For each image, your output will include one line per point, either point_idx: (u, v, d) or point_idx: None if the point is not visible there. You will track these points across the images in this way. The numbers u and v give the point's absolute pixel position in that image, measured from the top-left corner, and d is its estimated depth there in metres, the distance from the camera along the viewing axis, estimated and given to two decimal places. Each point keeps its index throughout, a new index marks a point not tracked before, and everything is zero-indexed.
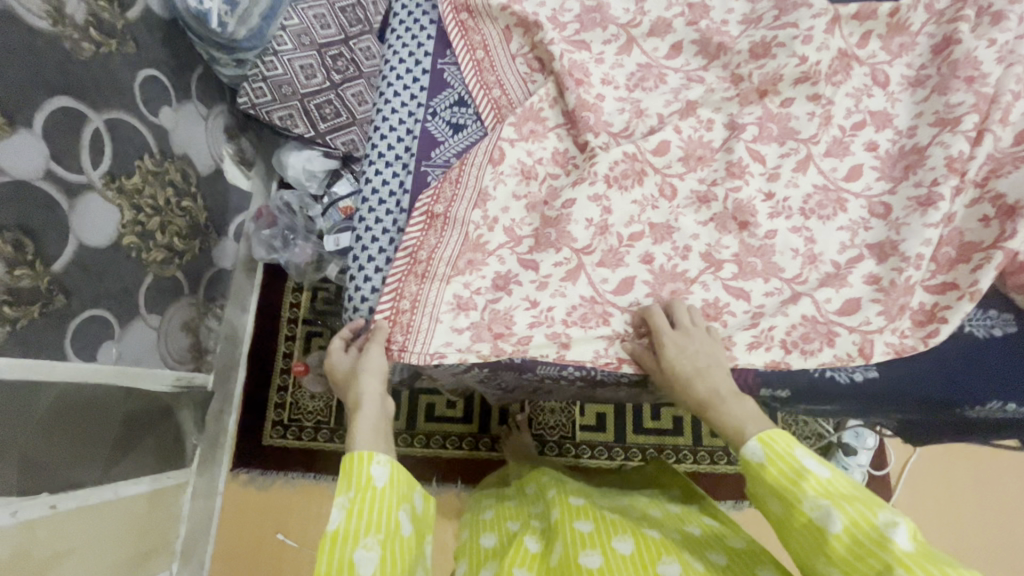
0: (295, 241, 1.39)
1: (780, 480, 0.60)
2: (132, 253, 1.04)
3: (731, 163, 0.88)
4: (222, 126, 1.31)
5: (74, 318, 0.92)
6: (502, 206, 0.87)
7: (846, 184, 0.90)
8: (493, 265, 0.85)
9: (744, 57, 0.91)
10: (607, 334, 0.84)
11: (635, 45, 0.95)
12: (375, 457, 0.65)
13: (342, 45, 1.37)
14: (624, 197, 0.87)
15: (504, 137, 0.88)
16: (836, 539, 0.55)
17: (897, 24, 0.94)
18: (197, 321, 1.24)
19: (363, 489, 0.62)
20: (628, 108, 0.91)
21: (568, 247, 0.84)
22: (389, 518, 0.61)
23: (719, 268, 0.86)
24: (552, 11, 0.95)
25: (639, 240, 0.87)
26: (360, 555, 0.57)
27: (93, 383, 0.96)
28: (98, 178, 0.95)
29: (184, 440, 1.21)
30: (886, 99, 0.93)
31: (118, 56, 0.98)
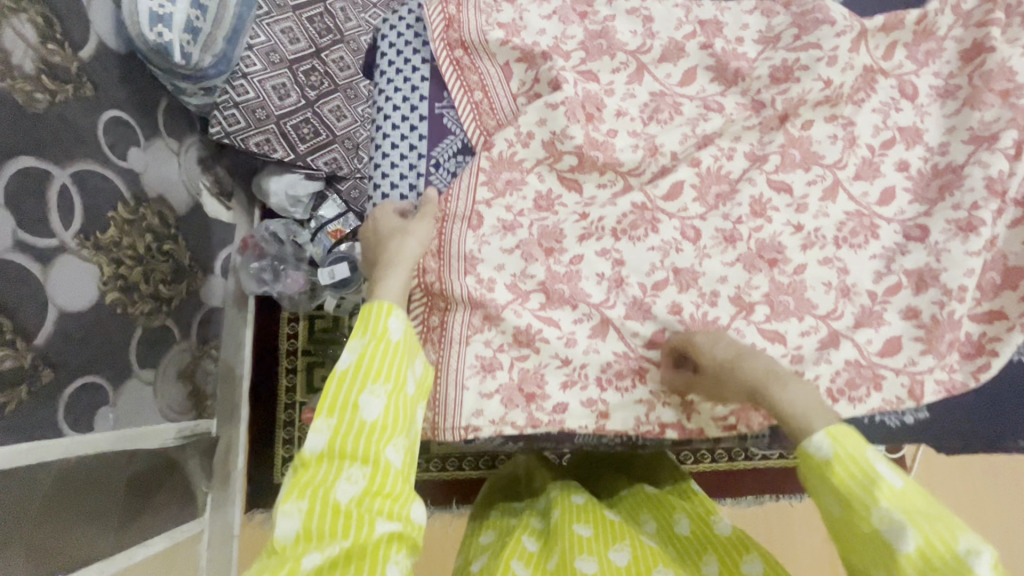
0: (285, 271, 1.33)
1: (848, 484, 0.56)
2: (117, 310, 0.98)
3: (754, 200, 0.84)
4: (196, 157, 1.24)
5: (65, 390, 0.87)
6: (495, 265, 0.82)
7: (880, 209, 0.86)
8: (509, 320, 0.79)
9: (764, 83, 0.87)
10: (647, 398, 0.81)
11: (646, 72, 0.89)
12: (392, 310, 0.67)
13: (314, 58, 1.30)
14: (638, 246, 0.83)
15: (478, 199, 0.84)
16: (906, 560, 0.52)
17: (924, 30, 0.90)
18: (192, 366, 1.19)
19: (378, 337, 0.65)
20: (641, 145, 0.85)
21: (584, 304, 0.81)
22: (397, 370, 0.64)
23: (751, 311, 0.81)
24: (553, 39, 0.89)
25: (664, 289, 0.82)
26: (365, 396, 0.61)
27: (92, 451, 0.91)
28: (71, 238, 0.89)
29: (195, 488, 1.18)
30: (915, 112, 0.89)
31: (76, 101, 0.91)
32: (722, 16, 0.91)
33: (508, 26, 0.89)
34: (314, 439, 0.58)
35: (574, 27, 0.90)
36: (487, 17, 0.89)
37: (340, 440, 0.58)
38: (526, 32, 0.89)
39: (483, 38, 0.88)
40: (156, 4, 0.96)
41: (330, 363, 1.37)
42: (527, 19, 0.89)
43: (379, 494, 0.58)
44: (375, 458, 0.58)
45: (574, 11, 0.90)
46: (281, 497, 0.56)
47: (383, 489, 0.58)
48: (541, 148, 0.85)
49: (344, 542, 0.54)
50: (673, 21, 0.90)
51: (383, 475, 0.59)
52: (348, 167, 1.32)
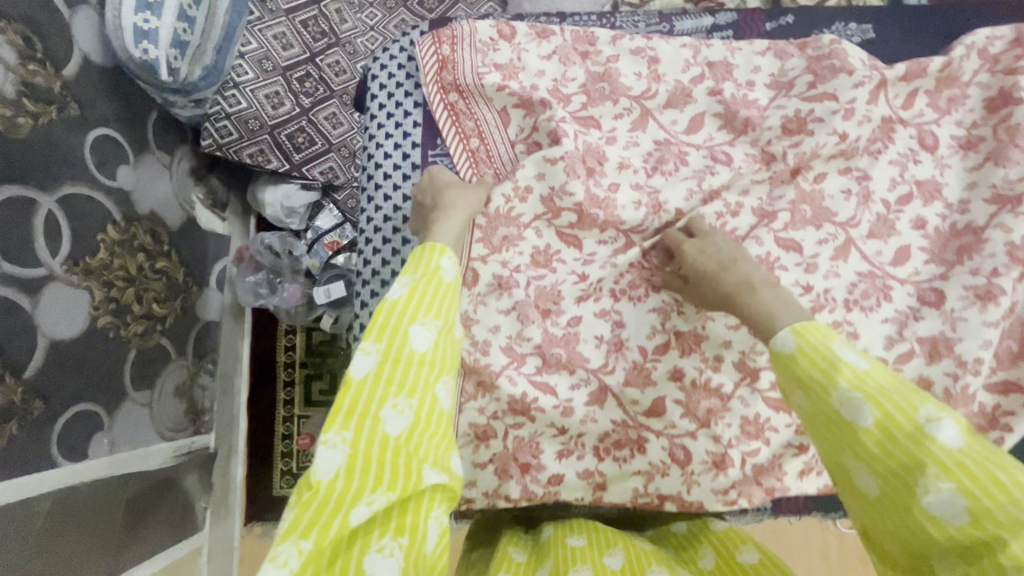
0: (282, 284, 1.31)
1: (812, 373, 0.52)
2: (109, 334, 0.96)
3: (760, 259, 0.77)
4: (188, 169, 1.21)
5: (60, 418, 0.86)
6: (491, 325, 0.79)
7: (892, 269, 0.80)
8: (504, 388, 0.76)
9: (776, 133, 0.82)
10: (645, 469, 0.76)
11: (651, 118, 0.84)
12: (445, 250, 0.66)
13: (309, 64, 1.26)
14: (638, 307, 0.79)
15: (474, 256, 0.80)
16: (865, 434, 0.47)
17: (948, 76, 0.85)
18: (189, 382, 1.19)
19: (430, 276, 0.63)
20: (644, 202, 0.80)
21: (581, 368, 0.78)
22: (448, 311, 0.62)
23: (755, 378, 0.75)
24: (553, 81, 0.85)
25: (665, 353, 0.77)
26: (417, 331, 0.58)
27: (86, 479, 0.90)
28: (59, 265, 0.86)
29: (193, 504, 1.17)
30: (934, 165, 0.83)
31: (59, 123, 0.88)
32: (733, 58, 0.86)
33: (506, 67, 0.86)
34: (362, 361, 0.55)
35: (575, 68, 0.86)
36: (484, 57, 0.86)
37: (389, 371, 0.55)
38: (524, 73, 0.86)
39: (478, 81, 0.84)
40: (141, 20, 0.92)
41: (328, 377, 1.36)
42: (525, 59, 0.86)
43: (426, 436, 0.55)
44: (422, 394, 0.56)
45: (575, 52, 0.87)
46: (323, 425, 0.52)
47: (429, 431, 0.55)
48: (539, 204, 0.81)
49: (391, 493, 0.50)
50: (680, 63, 0.86)
51: (429, 416, 0.56)
52: (345, 176, 1.30)
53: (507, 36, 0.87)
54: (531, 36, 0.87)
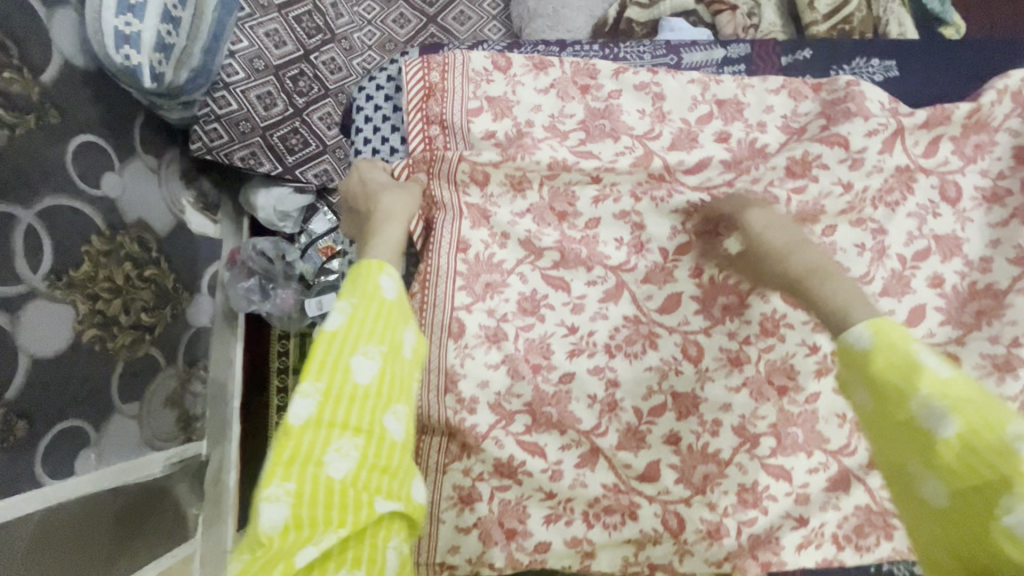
0: (274, 289, 1.28)
1: (889, 375, 0.48)
2: (95, 348, 0.94)
3: (765, 316, 0.77)
4: (177, 172, 1.18)
5: (43, 438, 0.85)
6: (479, 380, 0.76)
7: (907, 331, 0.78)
8: (491, 451, 0.74)
9: (780, 174, 0.79)
10: (636, 538, 0.74)
11: (656, 156, 0.80)
12: (385, 266, 0.59)
13: (303, 62, 1.21)
14: (634, 364, 0.77)
15: (457, 305, 0.77)
16: (943, 447, 0.44)
17: (977, 122, 0.80)
18: (180, 391, 1.17)
19: (370, 297, 0.56)
20: (626, 241, 0.80)
21: (573, 429, 0.76)
22: (395, 333, 0.56)
23: (755, 445, 0.75)
24: (550, 117, 0.83)
25: (661, 415, 0.76)
26: (359, 361, 0.53)
27: (74, 497, 0.89)
28: (40, 281, 0.84)
29: (184, 512, 1.16)
30: (955, 218, 0.80)
31: (39, 132, 0.84)
32: (743, 95, 0.84)
33: (498, 100, 0.83)
34: (300, 404, 0.50)
35: (574, 103, 0.83)
36: (476, 87, 0.83)
37: (330, 411, 0.50)
38: (519, 108, 0.83)
39: (465, 121, 0.81)
40: (122, 23, 0.88)
41: None
42: (519, 93, 0.83)
43: (377, 471, 0.50)
44: (371, 428, 0.51)
45: (574, 85, 0.84)
46: (262, 479, 0.48)
47: (380, 464, 0.51)
48: (519, 248, 0.80)
49: (342, 530, 0.46)
50: (687, 100, 0.83)
51: (377, 450, 0.51)
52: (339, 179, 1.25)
53: (502, 67, 0.84)
54: (527, 67, 0.84)
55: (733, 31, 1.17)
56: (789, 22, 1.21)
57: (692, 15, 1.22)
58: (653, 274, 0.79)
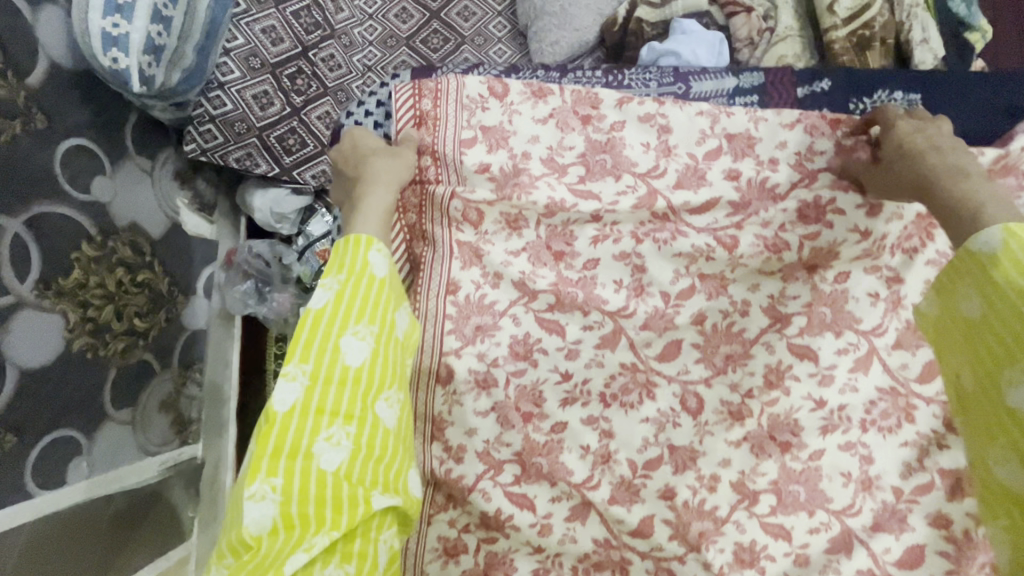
0: (271, 292, 1.26)
1: (1005, 279, 0.50)
2: (87, 355, 0.93)
3: (769, 367, 0.75)
4: (172, 173, 1.15)
5: (32, 451, 0.84)
6: (467, 429, 0.76)
7: (919, 387, 0.73)
8: (477, 504, 0.74)
9: (790, 217, 0.78)
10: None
11: (659, 197, 0.79)
12: (372, 243, 0.65)
13: (301, 59, 1.18)
14: (630, 416, 0.76)
15: (446, 350, 0.77)
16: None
17: (1004, 167, 0.77)
18: (175, 395, 1.16)
19: (357, 274, 0.63)
20: (626, 284, 0.78)
21: (564, 481, 0.74)
22: (383, 312, 0.63)
23: (754, 502, 0.72)
24: (548, 149, 0.81)
25: (657, 469, 0.74)
26: (348, 343, 0.60)
27: (66, 505, 0.89)
28: (29, 290, 0.82)
29: (180, 515, 1.15)
30: None
31: (25, 137, 0.82)
32: (756, 129, 0.80)
33: (494, 130, 0.81)
34: (289, 388, 0.57)
35: (574, 135, 0.81)
36: (471, 115, 0.81)
37: (319, 399, 0.57)
38: (515, 139, 0.81)
39: (458, 154, 0.79)
40: (109, 24, 0.85)
41: None
42: (516, 122, 0.81)
43: (366, 462, 0.58)
44: (361, 415, 0.59)
45: (575, 116, 0.81)
46: (250, 476, 0.55)
47: (369, 451, 0.58)
48: (512, 288, 0.78)
49: (334, 532, 0.54)
50: (695, 134, 0.81)
51: (369, 437, 0.59)
52: None
53: (498, 94, 0.81)
54: (526, 95, 0.81)
55: (748, 34, 1.13)
56: (807, 24, 1.15)
57: (706, 16, 1.17)
58: (652, 321, 0.77)
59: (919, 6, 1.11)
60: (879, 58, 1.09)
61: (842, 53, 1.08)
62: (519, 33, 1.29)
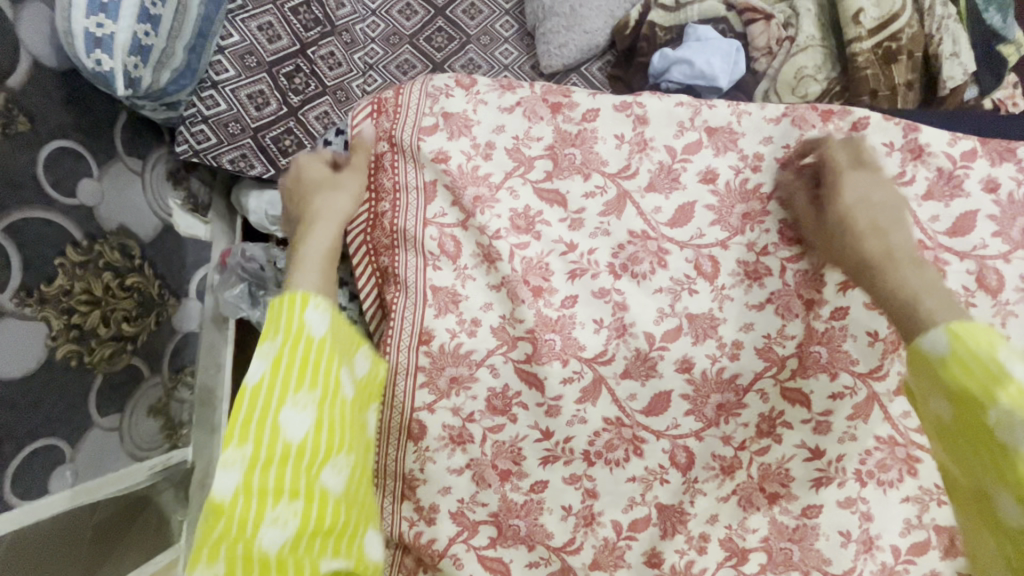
0: (264, 297, 1.21)
1: (966, 376, 0.48)
2: (71, 364, 0.91)
3: (762, 417, 0.71)
4: (164, 172, 1.12)
5: (11, 462, 0.82)
6: (440, 487, 0.72)
7: (919, 437, 0.69)
8: (447, 570, 0.71)
9: (773, 239, 0.73)
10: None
11: (629, 201, 0.74)
12: (308, 302, 0.61)
13: (300, 56, 1.14)
14: (615, 474, 0.71)
15: (418, 405, 0.72)
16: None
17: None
18: (165, 399, 1.15)
19: (295, 338, 0.59)
20: (607, 326, 0.72)
21: (542, 545, 0.71)
22: (327, 375, 0.60)
23: (744, 560, 0.69)
24: (513, 138, 0.76)
25: (644, 530, 0.71)
26: (287, 417, 0.57)
27: (48, 514, 0.88)
28: (8, 299, 0.80)
29: (168, 520, 1.14)
30: (994, 310, 0.69)
31: (2, 141, 0.79)
32: (738, 124, 0.75)
33: (456, 117, 0.76)
34: (227, 471, 0.54)
35: (541, 125, 0.76)
36: (434, 102, 0.76)
37: (259, 478, 0.54)
38: (479, 128, 0.76)
39: (416, 140, 0.75)
40: (93, 24, 0.82)
41: None
42: (480, 112, 0.76)
43: (315, 533, 0.56)
44: (307, 489, 0.56)
45: (544, 104, 0.77)
46: (190, 566, 0.52)
47: (320, 525, 0.56)
48: (491, 336, 0.72)
49: None
50: (673, 126, 0.76)
51: (318, 509, 0.57)
52: None
53: (466, 84, 0.77)
54: (492, 87, 0.77)
55: (766, 42, 1.08)
56: (830, 32, 1.08)
57: (723, 22, 1.10)
58: (633, 367, 0.72)
59: (951, 17, 1.05)
60: (905, 72, 1.03)
61: (866, 66, 1.01)
62: (527, 34, 1.23)
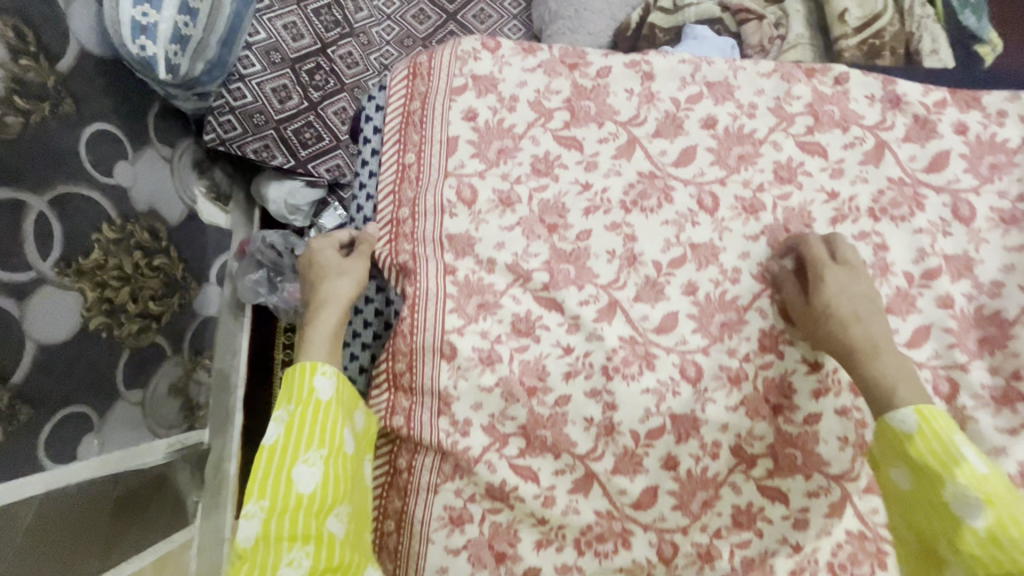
0: (282, 283, 1.27)
1: (927, 458, 0.53)
2: (101, 335, 0.95)
3: (763, 332, 0.73)
4: (190, 162, 1.18)
5: (45, 425, 0.85)
6: (472, 403, 0.72)
7: (908, 351, 0.70)
8: (482, 474, 0.71)
9: (768, 177, 0.76)
10: (628, 568, 0.71)
11: (638, 146, 0.78)
12: (316, 368, 0.68)
13: (320, 55, 1.21)
14: (631, 386, 0.71)
15: (447, 328, 0.72)
16: (971, 534, 0.50)
17: (989, 142, 0.76)
18: (185, 379, 1.18)
19: (305, 402, 0.66)
20: (618, 254, 0.75)
21: (567, 454, 0.71)
22: (332, 433, 0.66)
23: (751, 466, 0.71)
24: (535, 92, 0.79)
25: (660, 438, 0.71)
26: (299, 472, 0.62)
27: (77, 481, 0.90)
28: (49, 268, 0.84)
29: (184, 499, 1.17)
30: (969, 238, 0.73)
31: (52, 120, 0.85)
32: (735, 78, 0.80)
33: (484, 78, 0.80)
34: (248, 524, 0.59)
35: (561, 80, 0.80)
36: (462, 65, 0.80)
37: (276, 527, 0.59)
38: (504, 84, 0.80)
39: (448, 100, 0.79)
40: (139, 13, 0.90)
41: None
42: (506, 72, 0.80)
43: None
44: (317, 534, 0.61)
45: (562, 65, 0.81)
46: None
47: (329, 567, 0.60)
48: (505, 272, 0.74)
49: None
50: (676, 80, 0.80)
51: (329, 553, 0.61)
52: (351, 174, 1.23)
53: (491, 48, 0.81)
54: (516, 50, 0.81)
55: (759, 40, 1.15)
56: (820, 33, 1.16)
57: (718, 23, 1.17)
58: (644, 291, 0.74)
59: (929, 18, 1.13)
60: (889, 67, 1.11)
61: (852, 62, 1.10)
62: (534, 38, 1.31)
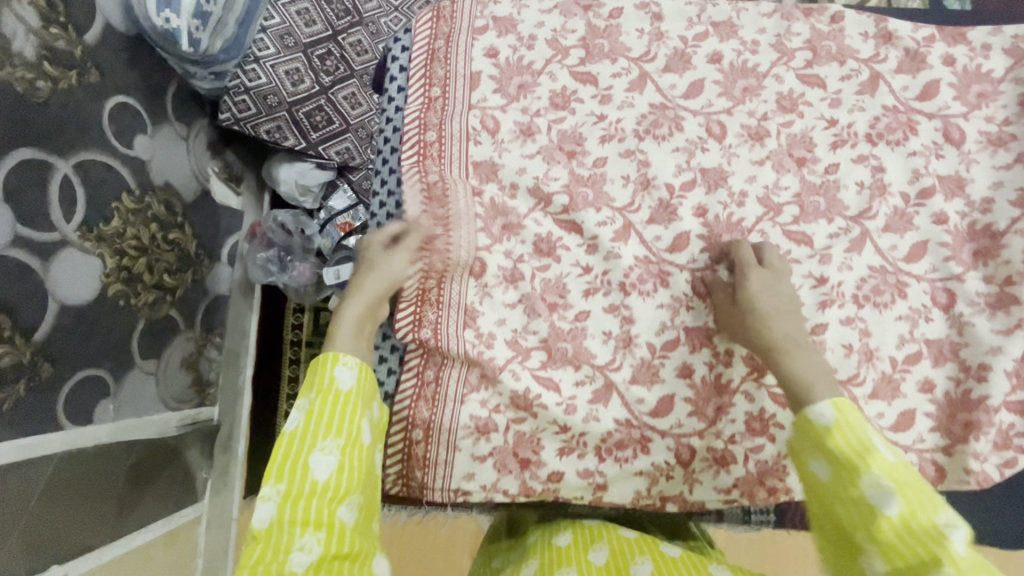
0: (292, 262, 1.30)
1: (844, 449, 0.52)
2: (120, 302, 0.97)
3: None
4: (205, 143, 1.21)
5: (64, 384, 0.87)
6: (496, 318, 0.75)
7: (907, 265, 0.75)
8: (507, 383, 0.72)
9: (771, 107, 0.79)
10: (648, 471, 0.74)
11: (649, 80, 0.80)
12: (338, 359, 0.64)
13: (331, 41, 1.25)
14: (647, 302, 0.75)
15: (479, 246, 0.76)
16: (886, 523, 0.47)
17: (974, 73, 0.79)
18: (196, 355, 1.20)
19: (325, 392, 0.62)
20: (632, 178, 0.78)
21: (588, 364, 0.74)
22: (350, 423, 0.61)
23: (762, 374, 0.73)
24: (552, 31, 0.82)
25: (674, 349, 0.74)
26: (315, 460, 0.58)
27: (92, 445, 0.91)
28: (72, 231, 0.87)
29: (195, 475, 1.18)
30: (959, 159, 0.77)
31: (79, 88, 0.88)
32: (737, 18, 0.82)
33: (504, 20, 0.82)
34: (262, 508, 0.55)
35: (576, 20, 0.82)
36: (483, 8, 0.83)
37: (290, 511, 0.54)
38: (523, 26, 0.82)
39: (471, 39, 0.82)
40: None
41: None
42: (524, 14, 0.83)
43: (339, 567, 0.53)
44: (329, 521, 0.55)
45: (577, 6, 0.83)
46: None
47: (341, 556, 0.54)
48: (528, 197, 0.78)
49: None
50: (683, 21, 0.82)
51: (341, 543, 0.55)
52: (360, 157, 1.27)
53: None
54: None
55: None
56: None
57: None
58: (658, 214, 0.77)
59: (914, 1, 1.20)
60: None
61: None
62: None
